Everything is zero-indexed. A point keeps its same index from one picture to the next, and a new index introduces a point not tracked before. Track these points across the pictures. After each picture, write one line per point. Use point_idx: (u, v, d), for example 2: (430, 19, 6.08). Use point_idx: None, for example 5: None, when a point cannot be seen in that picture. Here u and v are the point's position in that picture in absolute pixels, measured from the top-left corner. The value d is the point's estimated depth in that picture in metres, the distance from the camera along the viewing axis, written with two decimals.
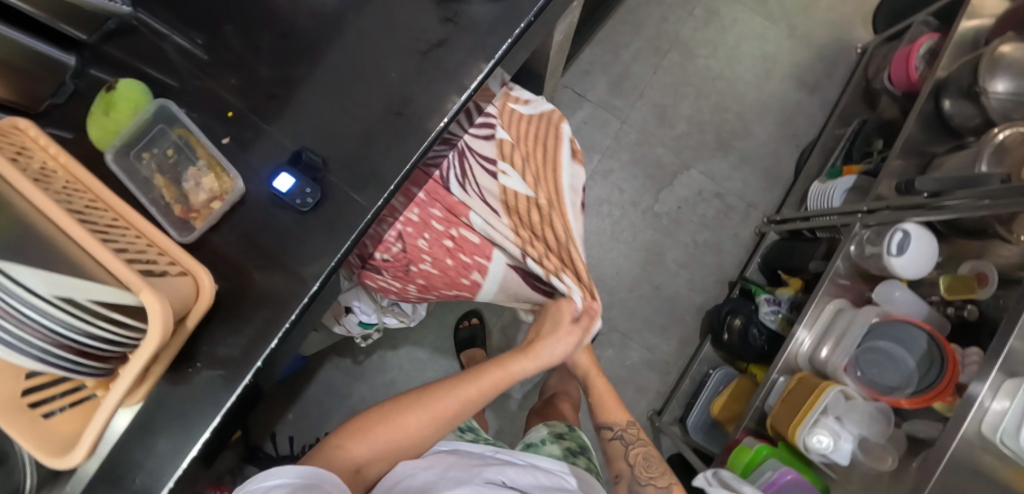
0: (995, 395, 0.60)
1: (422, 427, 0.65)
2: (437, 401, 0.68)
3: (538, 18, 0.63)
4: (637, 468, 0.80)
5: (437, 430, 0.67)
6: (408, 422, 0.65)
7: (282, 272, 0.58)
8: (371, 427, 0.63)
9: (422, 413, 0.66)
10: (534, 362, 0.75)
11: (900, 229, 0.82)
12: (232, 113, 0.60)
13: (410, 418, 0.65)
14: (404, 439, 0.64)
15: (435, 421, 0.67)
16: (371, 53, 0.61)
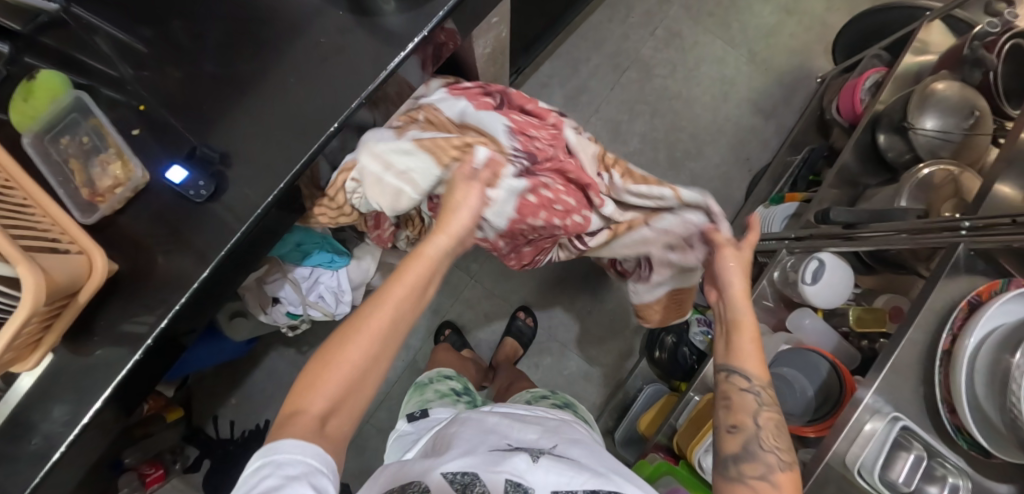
0: (871, 417, 0.62)
1: (367, 353, 0.48)
2: (373, 315, 0.49)
3: (450, 31, 0.66)
4: (764, 432, 0.59)
5: (380, 348, 0.49)
6: (342, 352, 0.48)
7: (183, 254, 0.61)
8: (317, 374, 0.48)
9: (351, 339, 0.48)
10: (444, 236, 0.54)
11: (815, 258, 0.84)
12: (143, 107, 0.64)
13: (348, 348, 0.48)
14: (348, 371, 0.48)
15: (377, 342, 0.49)
16: (282, 56, 0.64)
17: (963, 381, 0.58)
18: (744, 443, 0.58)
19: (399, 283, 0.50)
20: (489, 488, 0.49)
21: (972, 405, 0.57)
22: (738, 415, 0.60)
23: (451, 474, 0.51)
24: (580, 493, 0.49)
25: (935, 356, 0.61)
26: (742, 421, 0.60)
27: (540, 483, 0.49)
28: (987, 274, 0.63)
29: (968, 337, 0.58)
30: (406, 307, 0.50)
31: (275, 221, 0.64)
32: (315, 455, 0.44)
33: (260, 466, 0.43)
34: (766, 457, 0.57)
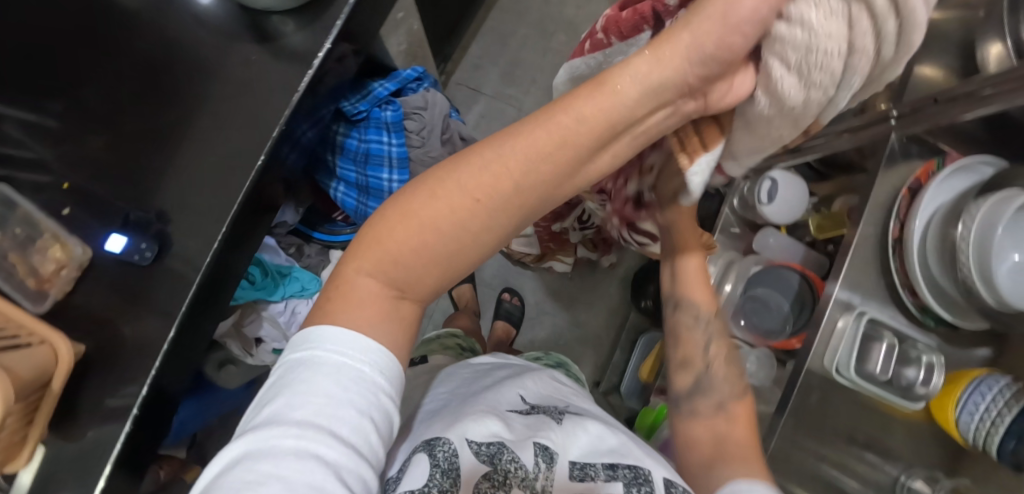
0: (840, 314, 0.64)
1: (473, 224, 0.39)
2: (492, 177, 0.37)
3: (352, 35, 0.67)
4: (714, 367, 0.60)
5: (499, 219, 0.39)
6: (432, 210, 0.38)
7: (148, 319, 0.60)
8: (403, 220, 0.39)
9: (450, 197, 0.38)
10: (659, 58, 0.33)
11: (768, 177, 0.84)
12: (67, 185, 0.62)
13: (440, 202, 0.38)
14: (427, 235, 0.39)
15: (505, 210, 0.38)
16: (195, 103, 0.63)
17: (916, 261, 0.61)
18: (694, 378, 0.60)
19: (544, 131, 0.36)
20: (518, 454, 0.45)
21: (928, 283, 0.60)
22: (683, 344, 0.62)
23: (476, 443, 0.45)
24: (599, 466, 0.48)
25: (888, 249, 0.63)
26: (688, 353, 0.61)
27: (561, 448, 0.48)
28: (921, 154, 0.65)
29: (913, 220, 0.61)
30: (530, 188, 0.37)
31: (227, 265, 0.63)
32: (376, 362, 0.39)
33: (311, 354, 0.38)
34: (719, 411, 0.56)
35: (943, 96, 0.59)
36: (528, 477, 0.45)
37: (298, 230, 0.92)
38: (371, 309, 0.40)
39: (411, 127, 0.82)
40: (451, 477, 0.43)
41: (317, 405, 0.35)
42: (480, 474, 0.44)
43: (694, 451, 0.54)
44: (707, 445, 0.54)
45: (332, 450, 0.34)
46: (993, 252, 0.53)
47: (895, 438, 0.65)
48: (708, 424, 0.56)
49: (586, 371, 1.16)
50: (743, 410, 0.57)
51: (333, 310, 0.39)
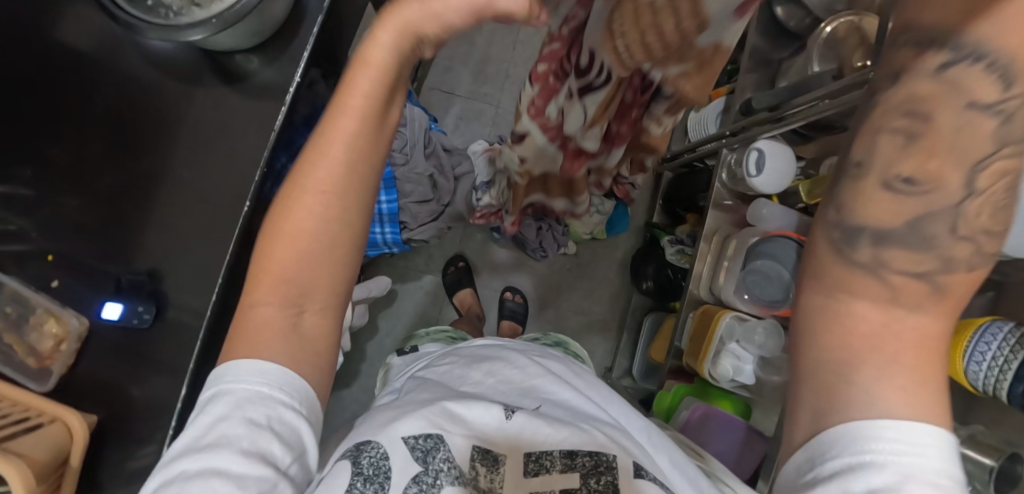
0: None
1: (328, 217, 0.40)
2: (317, 166, 0.39)
3: (320, 64, 0.65)
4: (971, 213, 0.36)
5: (343, 200, 0.40)
6: (296, 222, 0.39)
7: (156, 380, 0.59)
8: (271, 254, 0.40)
9: (300, 203, 0.39)
10: (395, 29, 0.37)
11: (753, 148, 0.84)
12: (52, 256, 0.60)
13: (294, 211, 0.39)
14: (307, 242, 0.39)
15: (346, 189, 0.39)
16: (171, 155, 0.62)
17: None
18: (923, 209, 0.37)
19: (344, 113, 0.38)
20: (450, 454, 0.46)
21: None
22: (927, 160, 0.36)
23: (411, 438, 0.46)
24: (555, 454, 0.47)
25: None
26: (939, 181, 0.36)
27: (509, 446, 0.48)
28: None
29: None
30: (351, 155, 0.39)
31: (228, 313, 0.63)
32: (279, 374, 0.38)
33: (219, 377, 0.39)
34: (894, 279, 0.38)
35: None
36: (461, 474, 0.46)
37: None
38: (273, 337, 0.39)
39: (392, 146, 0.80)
40: (376, 482, 0.45)
41: (219, 426, 0.36)
42: (410, 477, 0.45)
43: (843, 337, 0.38)
44: (865, 337, 0.37)
45: (234, 465, 0.34)
46: None
47: None
48: (882, 290, 0.38)
49: (597, 358, 1.17)
50: (957, 289, 0.37)
51: (236, 349, 0.39)
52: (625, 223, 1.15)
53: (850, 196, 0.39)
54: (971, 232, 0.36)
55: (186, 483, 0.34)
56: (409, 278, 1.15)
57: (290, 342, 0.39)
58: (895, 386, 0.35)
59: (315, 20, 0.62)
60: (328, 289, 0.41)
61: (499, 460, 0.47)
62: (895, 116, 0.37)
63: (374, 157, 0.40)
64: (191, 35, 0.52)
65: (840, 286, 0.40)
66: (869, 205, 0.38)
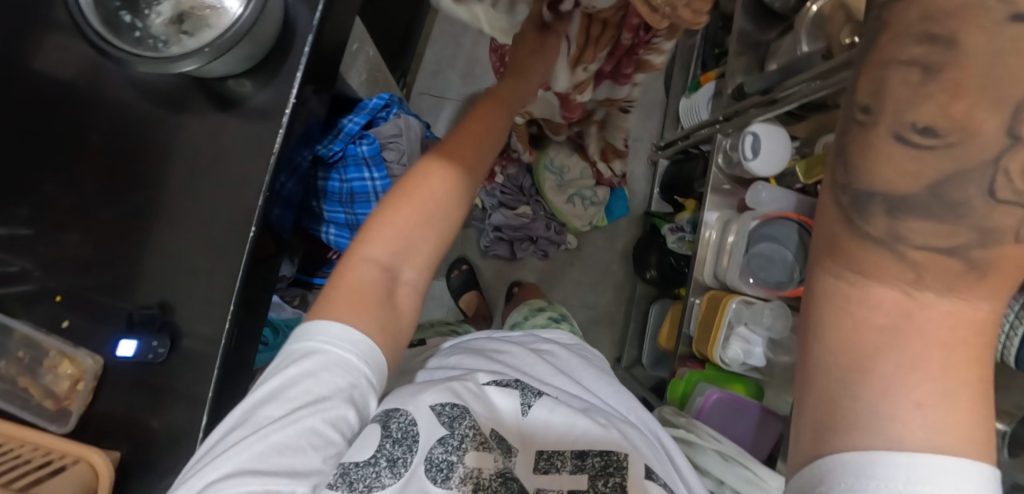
0: None
1: (442, 194, 0.60)
2: (437, 178, 0.60)
3: (313, 82, 0.65)
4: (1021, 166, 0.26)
5: (450, 206, 0.60)
6: (420, 191, 0.59)
7: (175, 413, 0.59)
8: (395, 207, 0.58)
9: (428, 181, 0.59)
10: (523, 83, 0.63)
11: (749, 132, 0.84)
12: (60, 296, 0.59)
13: (424, 185, 0.59)
14: (423, 210, 0.59)
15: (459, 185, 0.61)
16: (171, 184, 0.61)
17: None
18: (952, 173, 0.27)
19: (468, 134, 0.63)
20: (475, 423, 0.51)
21: None
22: (954, 102, 0.25)
23: (438, 406, 0.52)
24: (568, 452, 0.50)
25: None
26: (970, 130, 0.26)
27: (525, 438, 0.52)
28: None
29: None
30: (460, 178, 0.61)
31: (241, 338, 0.62)
32: (351, 345, 0.52)
33: (302, 340, 0.53)
34: (913, 255, 0.30)
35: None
36: (485, 439, 0.50)
37: (299, 281, 0.88)
38: (361, 303, 0.55)
39: (390, 157, 0.80)
40: (405, 444, 0.50)
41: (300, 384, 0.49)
42: (436, 439, 0.50)
43: (853, 335, 0.32)
44: (881, 331, 0.31)
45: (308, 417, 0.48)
46: None
47: None
48: (901, 270, 0.30)
49: (606, 350, 1.17)
50: (1003, 267, 0.28)
51: (334, 307, 0.54)
52: (623, 206, 1.16)
53: (865, 143, 0.29)
54: (1015, 197, 0.27)
55: (275, 425, 0.48)
56: None
57: (381, 305, 0.56)
58: (907, 402, 0.31)
59: (305, 38, 0.62)
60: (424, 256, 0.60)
61: (511, 449, 0.51)
62: (911, 45, 0.26)
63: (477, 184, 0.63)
64: (185, 66, 0.52)
65: (851, 262, 0.32)
66: (879, 161, 0.28)
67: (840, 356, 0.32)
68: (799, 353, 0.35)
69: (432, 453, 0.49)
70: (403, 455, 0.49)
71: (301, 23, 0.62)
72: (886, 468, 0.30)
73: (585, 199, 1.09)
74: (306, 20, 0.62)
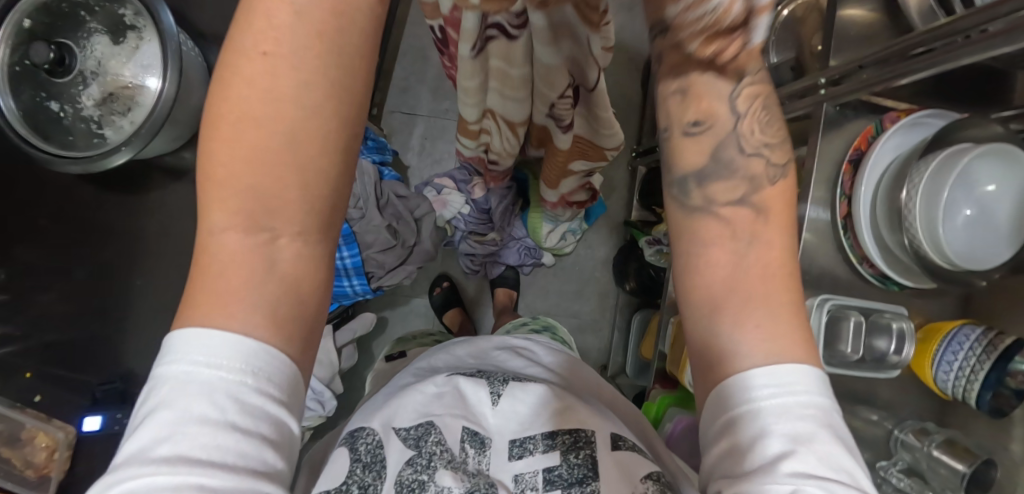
0: (817, 309, 0.59)
1: (282, 83, 0.34)
2: (264, 28, 0.34)
3: None
4: (744, 124, 0.38)
5: (304, 73, 0.35)
6: (240, 98, 0.34)
7: None
8: (216, 131, 0.35)
9: (243, 74, 0.34)
10: None
11: None
12: None
13: (236, 86, 0.34)
14: (255, 125, 0.35)
15: (306, 59, 0.35)
16: None
17: (869, 237, 0.58)
18: (713, 145, 0.39)
19: None
20: (442, 438, 0.52)
21: (883, 250, 0.58)
22: (700, 103, 0.38)
23: (404, 430, 0.53)
24: (538, 436, 0.54)
25: (838, 229, 0.60)
26: (710, 117, 0.38)
27: (495, 431, 0.55)
28: (859, 115, 0.61)
29: (859, 185, 0.58)
30: (307, 32, 0.34)
31: None
32: (260, 367, 0.35)
33: (170, 371, 0.34)
34: (722, 211, 0.39)
35: (894, 53, 0.53)
36: (453, 457, 0.52)
37: None
38: (242, 293, 0.35)
39: None
40: (374, 468, 0.51)
41: (192, 437, 0.32)
42: (406, 460, 0.51)
43: (710, 287, 0.39)
44: (735, 284, 0.38)
45: (217, 478, 0.31)
46: (941, 215, 0.51)
47: (886, 394, 0.64)
48: (720, 226, 0.39)
49: (592, 358, 1.17)
50: (770, 203, 0.39)
51: (194, 306, 0.35)
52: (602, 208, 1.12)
53: (669, 141, 0.40)
54: (754, 150, 0.39)
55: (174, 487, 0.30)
56: (398, 304, 1.14)
57: (266, 276, 0.36)
58: (755, 337, 0.37)
59: None
60: (297, 202, 0.36)
61: (485, 444, 0.54)
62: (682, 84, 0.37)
63: (359, 32, 0.36)
64: (116, 157, 0.56)
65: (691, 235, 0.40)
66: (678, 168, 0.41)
67: (689, 325, 0.41)
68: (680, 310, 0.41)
69: (402, 475, 0.50)
70: (373, 481, 0.50)
71: None
72: (759, 380, 0.36)
73: (574, 232, 1.08)
74: None
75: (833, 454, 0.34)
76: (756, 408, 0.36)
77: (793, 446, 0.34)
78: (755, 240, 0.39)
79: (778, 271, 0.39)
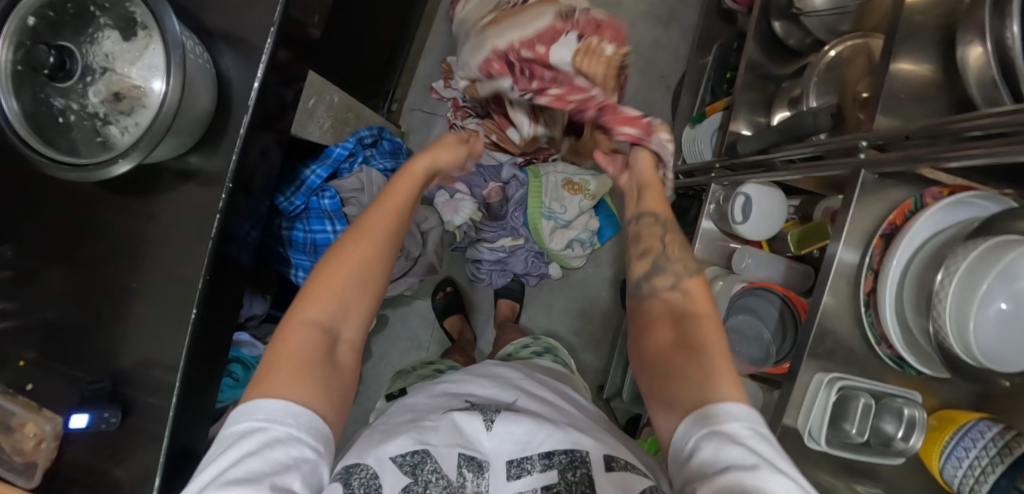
0: (827, 387, 0.56)
1: (371, 255, 0.55)
2: (367, 231, 0.56)
3: (259, 143, 0.62)
4: (668, 245, 0.65)
5: (385, 253, 0.56)
6: (343, 265, 0.53)
7: (127, 477, 0.61)
8: (323, 284, 0.52)
9: (350, 253, 0.54)
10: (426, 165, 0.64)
11: (741, 193, 0.77)
12: (22, 362, 0.62)
13: (343, 258, 0.54)
14: (352, 280, 0.53)
15: (384, 247, 0.56)
16: (126, 258, 0.61)
17: (890, 317, 0.54)
18: (651, 262, 0.65)
19: (388, 199, 0.59)
20: (439, 464, 0.46)
21: (905, 334, 0.54)
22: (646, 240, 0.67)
23: (398, 456, 0.47)
24: (535, 457, 0.48)
25: (860, 305, 0.56)
26: (648, 242, 0.66)
27: (494, 455, 0.49)
28: (900, 183, 0.56)
29: (889, 260, 0.53)
30: (390, 236, 0.57)
31: (194, 406, 0.63)
32: (305, 421, 0.44)
33: (244, 427, 0.43)
34: (663, 292, 0.62)
35: (948, 129, 0.49)
36: (450, 485, 0.46)
37: (273, 316, 0.88)
38: (304, 376, 0.47)
39: (351, 213, 0.80)
40: None
41: (248, 464, 0.40)
42: (400, 489, 0.45)
43: (664, 369, 0.54)
44: (679, 361, 0.53)
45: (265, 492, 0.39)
46: (975, 308, 0.46)
47: (890, 475, 0.61)
48: (662, 306, 0.60)
49: (590, 378, 1.15)
50: (693, 290, 0.61)
51: (269, 384, 0.46)
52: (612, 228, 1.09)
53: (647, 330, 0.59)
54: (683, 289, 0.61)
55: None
56: (400, 304, 1.14)
57: (323, 365, 0.49)
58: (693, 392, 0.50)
59: (241, 121, 0.58)
60: (362, 314, 0.54)
61: (482, 468, 0.48)
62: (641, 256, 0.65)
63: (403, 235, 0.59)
64: (118, 166, 0.52)
65: (645, 361, 0.57)
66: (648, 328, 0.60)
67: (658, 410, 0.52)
68: (650, 403, 0.54)
69: None
70: None
71: (240, 89, 0.58)
72: (726, 410, 0.47)
73: (584, 242, 1.06)
74: (245, 88, 0.58)
75: (761, 447, 0.44)
76: (710, 428, 0.46)
77: (739, 445, 0.43)
78: (687, 311, 0.58)
79: (710, 335, 0.55)
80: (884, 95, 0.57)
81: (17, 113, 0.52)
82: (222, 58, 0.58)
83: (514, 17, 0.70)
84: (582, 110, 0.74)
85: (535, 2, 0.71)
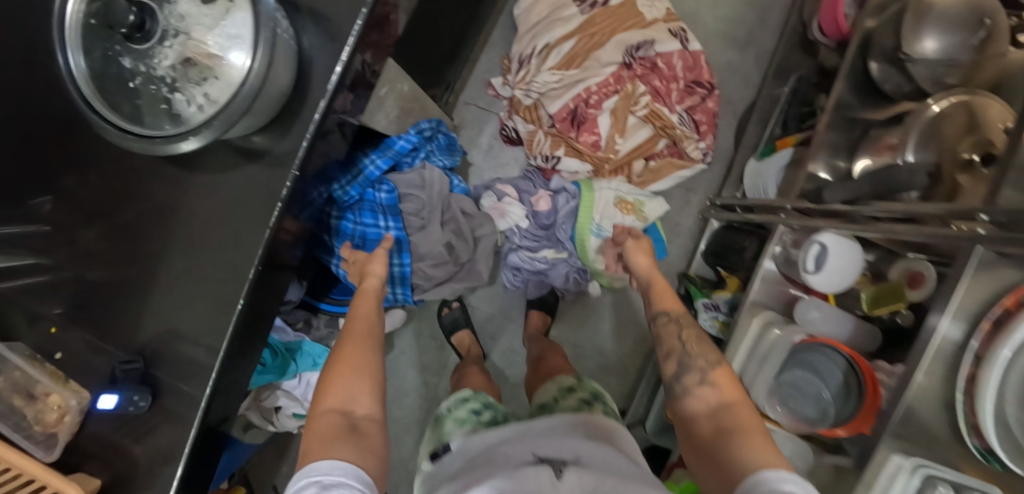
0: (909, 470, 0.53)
1: (367, 347, 0.58)
2: (352, 332, 0.60)
3: (331, 129, 0.58)
4: (689, 343, 0.64)
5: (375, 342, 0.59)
6: (344, 358, 0.56)
7: (145, 464, 0.57)
8: (331, 378, 0.54)
9: (347, 349, 0.57)
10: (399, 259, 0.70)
11: (816, 242, 0.73)
12: (53, 328, 0.59)
13: (344, 353, 0.56)
14: (355, 369, 0.55)
15: (372, 338, 0.60)
16: (176, 235, 0.57)
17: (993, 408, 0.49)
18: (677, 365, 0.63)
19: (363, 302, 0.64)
20: None
21: (1004, 428, 0.50)
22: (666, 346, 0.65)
23: None
24: None
25: (957, 392, 0.52)
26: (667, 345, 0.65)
27: None
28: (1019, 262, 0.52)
29: (999, 348, 0.49)
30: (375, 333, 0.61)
31: (224, 396, 0.59)
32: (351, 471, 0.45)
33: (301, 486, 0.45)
34: (698, 390, 0.59)
35: None
36: None
37: (305, 302, 0.84)
38: (339, 444, 0.48)
39: (408, 210, 0.77)
40: None
41: None
42: None
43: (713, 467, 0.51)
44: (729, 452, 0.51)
45: None
46: None
47: None
48: (700, 405, 0.58)
49: (612, 402, 1.11)
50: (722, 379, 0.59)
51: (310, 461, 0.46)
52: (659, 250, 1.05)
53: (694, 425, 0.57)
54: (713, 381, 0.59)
55: None
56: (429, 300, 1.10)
57: (351, 437, 0.49)
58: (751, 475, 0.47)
59: (317, 105, 0.54)
60: (374, 393, 0.54)
61: None
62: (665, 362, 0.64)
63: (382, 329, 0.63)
64: (189, 143, 0.49)
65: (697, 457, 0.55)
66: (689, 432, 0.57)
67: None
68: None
69: None
70: None
71: (321, 73, 0.54)
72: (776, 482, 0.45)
73: None
74: (326, 72, 0.54)
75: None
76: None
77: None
78: (721, 402, 0.57)
79: (752, 423, 0.54)
80: (1016, 167, 0.52)
81: (84, 71, 0.49)
82: (305, 35, 0.54)
83: (583, 75, 0.99)
84: (623, 148, 1.01)
85: (601, 70, 0.99)
